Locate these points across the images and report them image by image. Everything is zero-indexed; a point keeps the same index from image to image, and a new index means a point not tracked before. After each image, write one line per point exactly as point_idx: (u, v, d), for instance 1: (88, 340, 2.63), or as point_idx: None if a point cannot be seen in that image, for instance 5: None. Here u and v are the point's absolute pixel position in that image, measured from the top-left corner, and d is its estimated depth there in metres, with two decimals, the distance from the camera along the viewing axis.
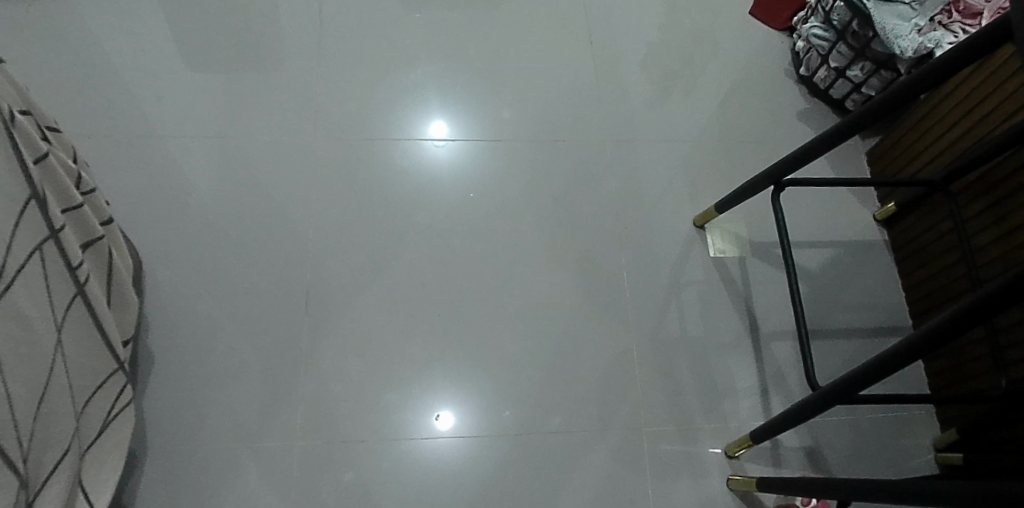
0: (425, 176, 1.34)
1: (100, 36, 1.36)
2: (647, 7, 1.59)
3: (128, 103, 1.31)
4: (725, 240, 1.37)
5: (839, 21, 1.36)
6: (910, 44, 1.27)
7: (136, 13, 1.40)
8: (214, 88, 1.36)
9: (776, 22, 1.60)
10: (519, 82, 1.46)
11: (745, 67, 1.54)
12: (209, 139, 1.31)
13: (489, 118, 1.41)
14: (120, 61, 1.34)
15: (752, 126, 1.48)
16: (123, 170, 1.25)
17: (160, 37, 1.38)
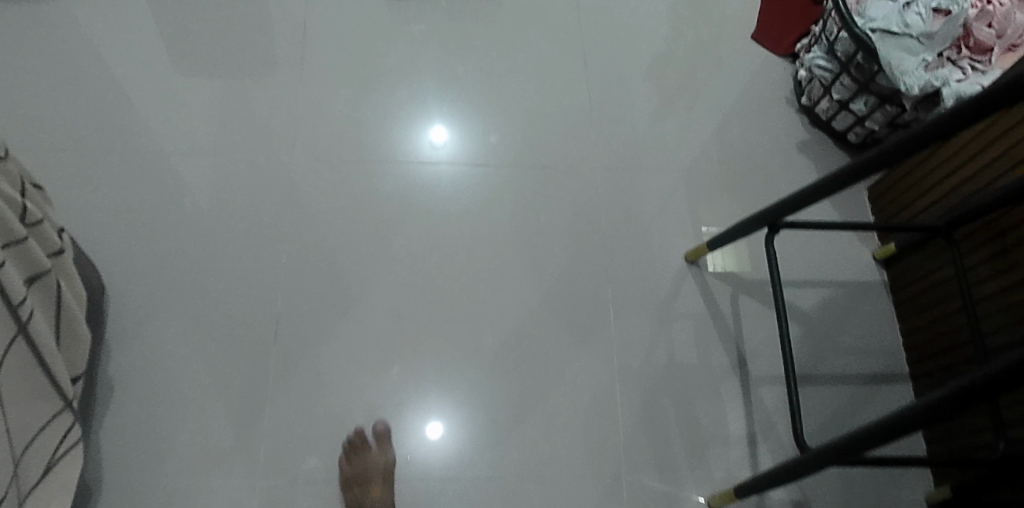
0: (419, 168, 1.32)
1: (71, 39, 1.30)
2: (645, 28, 1.53)
3: (99, 111, 1.26)
4: (725, 256, 1.33)
5: (842, 53, 1.30)
6: (915, 81, 1.22)
7: (112, 15, 1.34)
8: (189, 97, 1.30)
9: (778, 48, 1.54)
10: (512, 103, 1.40)
11: (744, 95, 1.49)
12: (181, 152, 1.26)
13: (478, 142, 1.36)
14: (91, 67, 1.29)
15: (749, 158, 1.42)
16: (91, 183, 1.20)
17: (133, 41, 1.33)
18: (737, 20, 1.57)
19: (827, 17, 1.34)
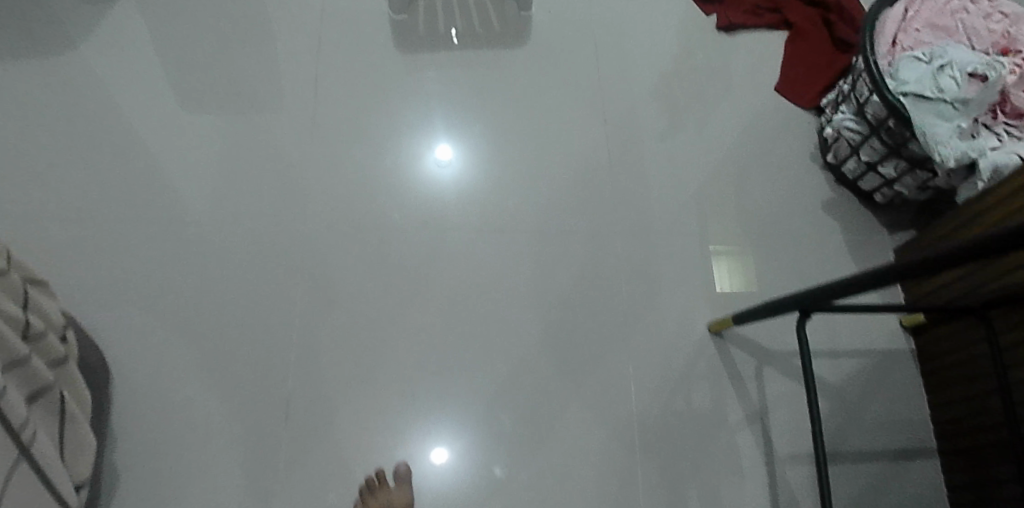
0: (428, 194, 1.32)
1: (85, 112, 1.30)
2: (666, 81, 1.48)
3: (113, 186, 1.25)
4: (730, 276, 1.33)
5: (873, 116, 1.25)
6: (951, 152, 1.16)
7: (124, 84, 1.33)
8: (202, 167, 1.29)
9: (804, 100, 1.48)
10: (525, 154, 1.37)
11: (770, 153, 1.44)
12: (195, 225, 1.25)
13: (492, 206, 1.32)
14: (105, 140, 1.29)
15: (771, 221, 1.38)
16: (108, 263, 1.21)
17: (145, 110, 1.32)
18: (761, 70, 1.52)
19: (857, 76, 1.28)
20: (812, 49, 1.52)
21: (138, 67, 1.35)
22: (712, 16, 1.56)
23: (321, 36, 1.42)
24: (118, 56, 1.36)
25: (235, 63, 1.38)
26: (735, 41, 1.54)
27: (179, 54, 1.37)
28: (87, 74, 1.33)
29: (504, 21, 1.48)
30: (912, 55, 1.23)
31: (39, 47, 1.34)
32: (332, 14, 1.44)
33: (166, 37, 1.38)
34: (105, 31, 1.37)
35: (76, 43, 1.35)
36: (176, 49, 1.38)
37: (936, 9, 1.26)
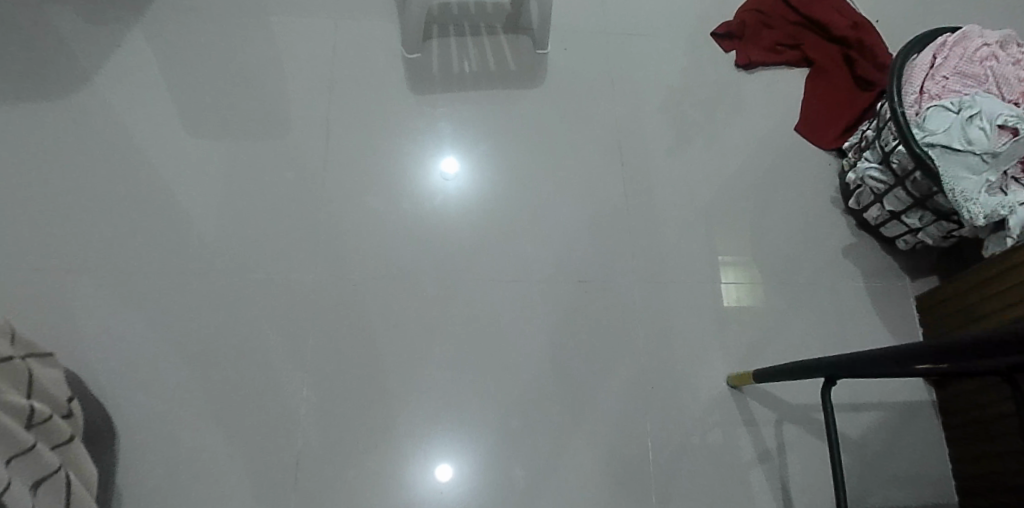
0: (432, 206, 1.33)
1: (105, 164, 1.31)
2: (685, 121, 1.45)
3: (133, 239, 1.27)
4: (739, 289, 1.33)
5: (899, 167, 1.22)
6: (981, 210, 1.13)
7: (143, 135, 1.35)
8: (221, 218, 1.30)
9: (824, 141, 1.45)
10: (529, 171, 1.38)
11: (790, 197, 1.41)
12: (213, 278, 1.25)
13: (500, 235, 1.32)
14: (126, 192, 1.30)
15: (791, 268, 1.36)
16: (129, 317, 1.22)
17: (165, 161, 1.33)
18: (781, 110, 1.49)
19: (884, 124, 1.25)
20: (833, 87, 1.49)
21: (157, 118, 1.37)
22: (731, 52, 1.53)
23: (334, 80, 1.42)
24: (139, 107, 1.37)
25: (253, 112, 1.39)
26: (754, 78, 1.51)
27: (197, 103, 1.39)
28: (108, 125, 1.35)
29: (519, 59, 1.45)
30: (940, 104, 1.19)
31: (60, 99, 1.35)
32: (348, 57, 1.44)
33: (185, 87, 1.40)
34: (125, 82, 1.39)
35: (97, 94, 1.37)
36: (194, 98, 1.39)
37: (965, 56, 1.23)
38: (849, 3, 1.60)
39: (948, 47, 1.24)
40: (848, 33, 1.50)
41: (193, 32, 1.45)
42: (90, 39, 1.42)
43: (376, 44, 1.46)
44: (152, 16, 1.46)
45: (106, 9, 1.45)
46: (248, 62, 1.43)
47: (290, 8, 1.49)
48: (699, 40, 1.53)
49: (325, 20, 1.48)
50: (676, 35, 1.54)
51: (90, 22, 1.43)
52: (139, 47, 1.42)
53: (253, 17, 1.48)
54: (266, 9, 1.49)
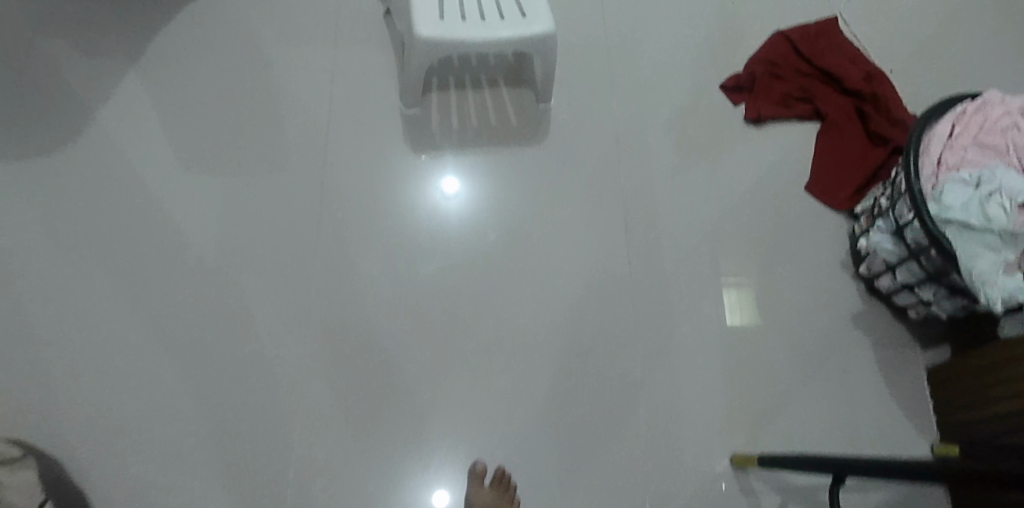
0: (433, 221, 1.33)
1: (98, 228, 1.29)
2: (691, 181, 1.40)
3: (129, 303, 1.25)
4: (739, 304, 1.33)
5: (913, 241, 1.17)
6: (999, 293, 1.08)
7: (136, 195, 1.31)
8: (214, 284, 1.27)
9: (836, 201, 1.40)
10: (527, 207, 1.35)
11: (798, 262, 1.37)
12: (209, 349, 1.23)
13: (496, 265, 1.31)
14: (119, 256, 1.27)
15: (798, 338, 1.32)
16: (124, 392, 1.20)
17: (158, 223, 1.30)
18: (791, 168, 1.44)
19: (898, 195, 1.20)
20: (845, 143, 1.44)
21: (150, 176, 1.33)
22: (740, 105, 1.47)
23: (330, 135, 1.38)
24: (131, 164, 1.33)
25: (246, 169, 1.35)
26: (765, 134, 1.46)
27: (191, 160, 1.35)
28: (99, 185, 1.31)
29: (521, 114, 1.40)
30: (957, 176, 1.15)
31: (50, 155, 1.32)
32: (344, 110, 1.40)
33: (178, 141, 1.36)
34: (116, 137, 1.35)
35: (89, 151, 1.33)
36: (188, 153, 1.35)
37: (985, 125, 1.18)
38: (860, 53, 1.55)
39: (967, 115, 1.19)
40: (861, 86, 1.46)
41: (184, 81, 1.40)
42: (79, 89, 1.37)
43: (374, 95, 1.41)
44: (142, 63, 1.40)
45: (94, 57, 1.40)
46: (242, 114, 1.39)
47: (285, 54, 1.44)
48: (709, 91, 1.47)
49: (321, 69, 1.43)
50: (685, 85, 1.47)
51: (79, 71, 1.38)
52: (130, 98, 1.38)
53: (246, 64, 1.43)
54: (260, 55, 1.44)
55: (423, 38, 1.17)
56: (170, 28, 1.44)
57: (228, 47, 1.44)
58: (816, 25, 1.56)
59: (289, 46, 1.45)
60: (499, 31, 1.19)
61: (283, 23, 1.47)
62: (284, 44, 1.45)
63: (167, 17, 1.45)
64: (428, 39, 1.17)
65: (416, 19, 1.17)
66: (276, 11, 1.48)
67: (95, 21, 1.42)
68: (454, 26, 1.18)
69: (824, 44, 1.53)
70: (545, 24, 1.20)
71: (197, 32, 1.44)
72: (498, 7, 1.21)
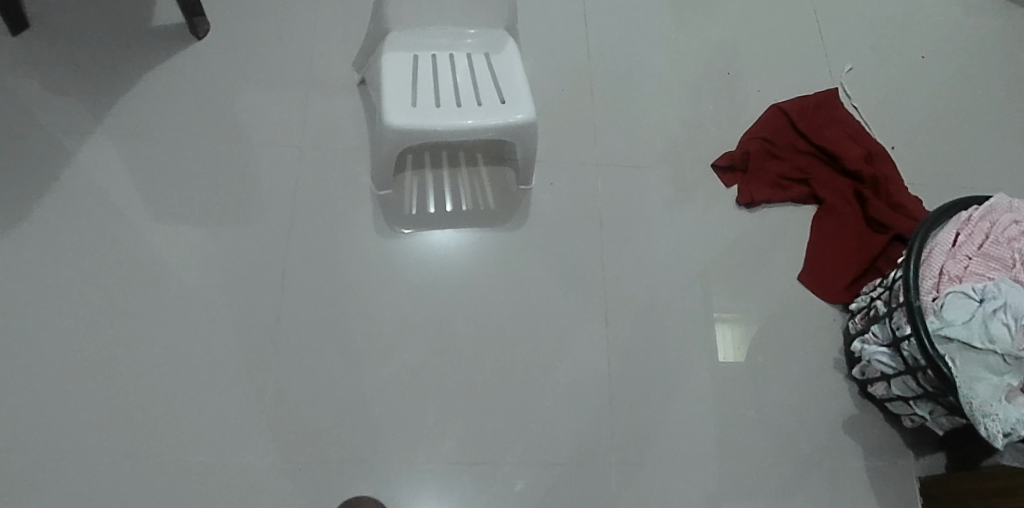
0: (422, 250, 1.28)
1: (36, 315, 1.17)
2: (678, 267, 1.33)
3: (57, 390, 1.12)
4: (732, 339, 1.29)
5: (909, 358, 1.10)
6: (1000, 428, 1.01)
7: (82, 268, 1.21)
8: (160, 381, 1.15)
9: (830, 294, 1.33)
10: (504, 284, 1.28)
11: (789, 358, 1.29)
12: (149, 449, 1.11)
13: (472, 336, 1.23)
14: (53, 336, 1.16)
15: (787, 442, 1.23)
16: (46, 493, 1.06)
17: (105, 309, 1.19)
18: (784, 255, 1.37)
19: (895, 306, 1.13)
20: (842, 229, 1.37)
21: (100, 255, 1.22)
22: (733, 187, 1.40)
23: (296, 210, 1.30)
24: (80, 242, 1.23)
25: (206, 249, 1.25)
26: (758, 219, 1.38)
27: (146, 238, 1.25)
28: (43, 266, 1.20)
29: (501, 197, 1.34)
30: (960, 288, 1.07)
31: None
32: (314, 186, 1.32)
33: (135, 218, 1.26)
34: (67, 212, 1.25)
35: (35, 227, 1.23)
36: (144, 232, 1.25)
37: (991, 234, 1.11)
38: (862, 127, 1.48)
39: (972, 223, 1.12)
40: (860, 167, 1.39)
41: (146, 149, 1.31)
42: (32, 160, 1.27)
43: (346, 170, 1.34)
44: (103, 132, 1.31)
45: (46, 118, 1.31)
46: (205, 188, 1.30)
47: (255, 124, 1.36)
48: (701, 172, 1.40)
49: (293, 140, 1.36)
50: (676, 164, 1.40)
51: (32, 139, 1.29)
52: (86, 169, 1.28)
53: (212, 130, 1.34)
54: (228, 125, 1.35)
55: (393, 124, 1.09)
56: (134, 93, 1.35)
57: (195, 115, 1.35)
58: (815, 97, 1.48)
59: (258, 113, 1.37)
60: (475, 118, 1.11)
61: (255, 90, 1.39)
62: (256, 114, 1.37)
63: (131, 81, 1.36)
64: (397, 125, 1.09)
65: (387, 104, 1.10)
66: (249, 78, 1.40)
67: (54, 84, 1.33)
68: (427, 112, 1.11)
69: (823, 118, 1.46)
70: (525, 112, 1.12)
71: (163, 96, 1.36)
72: (475, 93, 1.14)
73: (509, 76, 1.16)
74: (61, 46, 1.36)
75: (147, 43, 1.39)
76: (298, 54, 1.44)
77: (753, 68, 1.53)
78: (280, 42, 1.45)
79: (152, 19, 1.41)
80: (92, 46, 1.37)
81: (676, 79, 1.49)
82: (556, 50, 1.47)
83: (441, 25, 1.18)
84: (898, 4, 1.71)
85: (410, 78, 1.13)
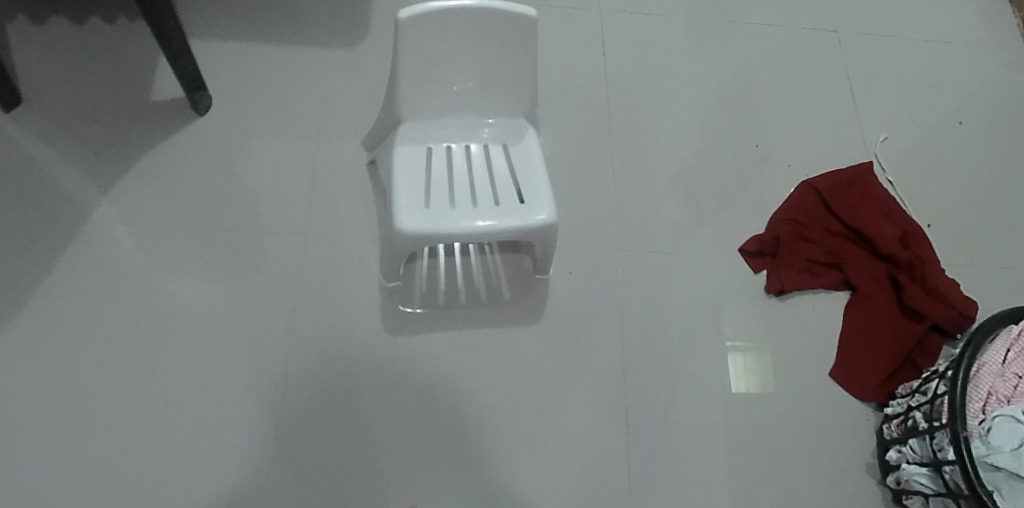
0: (433, 347, 1.22)
1: (23, 426, 1.10)
2: (703, 362, 1.26)
3: (47, 496, 1.06)
4: (746, 372, 1.26)
5: (951, 482, 1.04)
6: None
7: (77, 361, 1.14)
8: (156, 489, 1.08)
9: (864, 392, 1.26)
10: (520, 381, 1.21)
11: (822, 461, 1.22)
12: None
13: (486, 440, 1.17)
14: (45, 436, 1.09)
15: None
16: None
17: (97, 419, 1.11)
18: (815, 347, 1.30)
19: (936, 424, 1.06)
20: (877, 320, 1.29)
21: (92, 357, 1.15)
22: (761, 272, 1.33)
23: (300, 299, 1.23)
24: (72, 343, 1.15)
25: (203, 347, 1.18)
26: (788, 308, 1.32)
27: (140, 337, 1.17)
28: (32, 370, 1.13)
29: (516, 287, 1.27)
30: (1009, 411, 1.00)
31: None
32: (319, 273, 1.25)
33: (132, 304, 1.19)
34: (58, 309, 1.17)
35: (24, 327, 1.15)
36: (141, 320, 1.18)
37: None
38: (897, 204, 1.40)
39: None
40: (897, 252, 1.31)
41: (145, 229, 1.25)
42: (23, 250, 1.20)
43: (355, 255, 1.27)
44: (97, 220, 1.24)
45: (41, 195, 1.24)
46: (203, 279, 1.22)
47: (257, 205, 1.29)
48: (727, 259, 1.34)
49: (298, 221, 1.28)
50: (701, 249, 1.34)
51: (22, 230, 1.21)
52: (80, 258, 1.21)
53: (214, 208, 1.27)
54: (229, 208, 1.28)
55: (404, 231, 1.01)
56: (131, 176, 1.28)
57: (194, 196, 1.28)
58: (848, 173, 1.41)
59: (262, 190, 1.30)
60: (491, 221, 1.03)
61: (258, 168, 1.32)
62: (257, 194, 1.29)
63: (128, 162, 1.28)
64: (409, 231, 1.02)
65: (398, 206, 1.03)
66: (250, 153, 1.32)
67: (51, 158, 1.27)
68: (440, 215, 1.03)
69: (858, 195, 1.38)
70: (546, 212, 1.05)
71: (164, 170, 1.29)
72: (493, 191, 1.07)
73: (528, 172, 1.08)
74: (59, 114, 1.30)
75: (146, 120, 1.32)
76: (302, 125, 1.36)
77: (780, 141, 1.47)
78: (286, 110, 1.37)
79: (152, 92, 1.34)
80: (88, 121, 1.30)
81: (701, 157, 1.42)
82: (573, 127, 1.40)
83: (454, 114, 1.11)
84: (935, 64, 1.62)
85: (423, 175, 1.06)
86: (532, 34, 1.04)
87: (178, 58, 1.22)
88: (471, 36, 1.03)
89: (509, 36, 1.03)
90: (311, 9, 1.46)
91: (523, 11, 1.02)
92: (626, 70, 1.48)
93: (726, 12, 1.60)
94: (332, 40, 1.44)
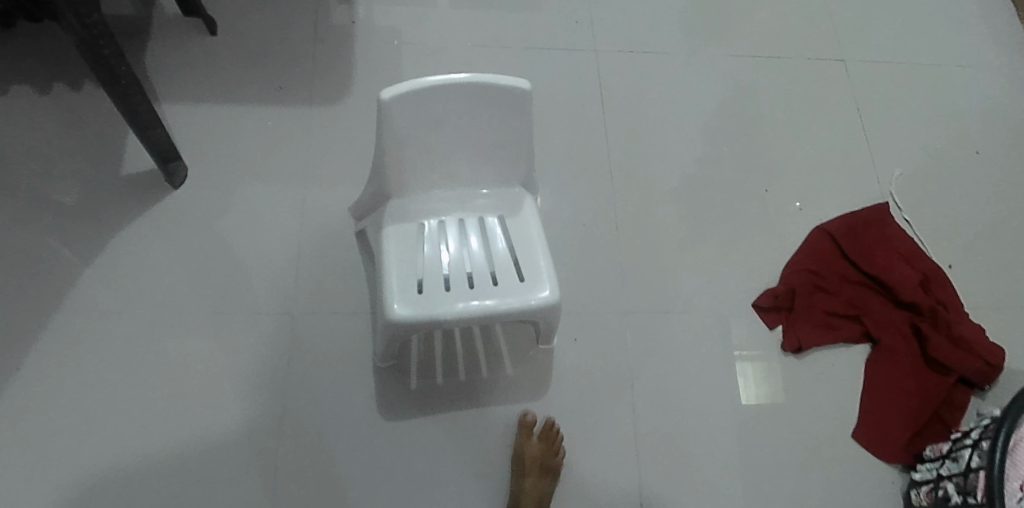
0: (432, 428, 1.14)
1: None
2: (719, 429, 1.19)
3: None
4: (756, 382, 1.23)
5: None
6: None
7: (50, 461, 1.06)
8: None
9: (889, 454, 1.19)
10: None
11: None
12: None
13: None
14: None
15: None
16: None
17: None
18: (836, 406, 1.23)
19: (972, 499, 1.00)
20: (901, 376, 1.22)
21: (67, 458, 1.07)
22: (776, 328, 1.27)
23: (288, 382, 1.15)
24: (44, 444, 1.07)
25: (188, 441, 1.10)
26: (805, 365, 1.25)
27: (119, 432, 1.09)
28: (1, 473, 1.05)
29: (518, 358, 1.20)
30: None
31: None
32: (308, 352, 1.17)
33: (109, 397, 1.11)
34: (29, 407, 1.09)
35: None
36: (119, 412, 1.10)
37: None
38: (915, 245, 1.33)
39: None
40: (919, 300, 1.24)
41: (120, 312, 1.16)
42: None
43: (345, 331, 1.20)
44: (69, 306, 1.16)
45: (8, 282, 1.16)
46: (185, 365, 1.14)
47: (240, 279, 1.21)
48: (740, 316, 1.27)
49: (282, 296, 1.21)
50: (712, 306, 1.27)
51: None
52: (52, 347, 1.13)
53: (194, 286, 1.20)
54: (211, 284, 1.20)
55: (396, 317, 0.94)
56: (104, 256, 1.20)
57: (172, 273, 1.20)
58: (863, 214, 1.34)
59: (245, 262, 1.22)
60: (488, 301, 0.96)
61: (240, 239, 1.24)
62: (241, 269, 1.22)
63: (102, 241, 1.21)
64: (401, 318, 0.94)
65: (390, 290, 0.96)
66: (233, 224, 1.25)
67: (16, 239, 1.19)
68: (433, 298, 0.96)
69: (874, 239, 1.32)
70: (545, 290, 0.97)
71: (140, 246, 1.21)
72: (489, 268, 0.99)
73: (526, 246, 1.01)
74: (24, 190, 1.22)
75: (119, 193, 1.24)
76: (285, 191, 1.28)
77: (790, 183, 1.39)
78: (268, 175, 1.29)
79: (124, 160, 1.27)
80: (57, 195, 1.22)
81: (709, 206, 1.35)
82: (573, 181, 1.33)
83: (446, 186, 1.04)
84: (947, 90, 1.55)
85: (415, 254, 0.99)
86: (527, 105, 0.97)
87: (148, 131, 1.15)
88: (460, 112, 0.96)
89: (503, 109, 0.97)
90: (291, 65, 1.39)
91: (519, 84, 0.95)
92: (625, 115, 1.41)
93: (727, 47, 1.52)
94: (314, 97, 1.36)
